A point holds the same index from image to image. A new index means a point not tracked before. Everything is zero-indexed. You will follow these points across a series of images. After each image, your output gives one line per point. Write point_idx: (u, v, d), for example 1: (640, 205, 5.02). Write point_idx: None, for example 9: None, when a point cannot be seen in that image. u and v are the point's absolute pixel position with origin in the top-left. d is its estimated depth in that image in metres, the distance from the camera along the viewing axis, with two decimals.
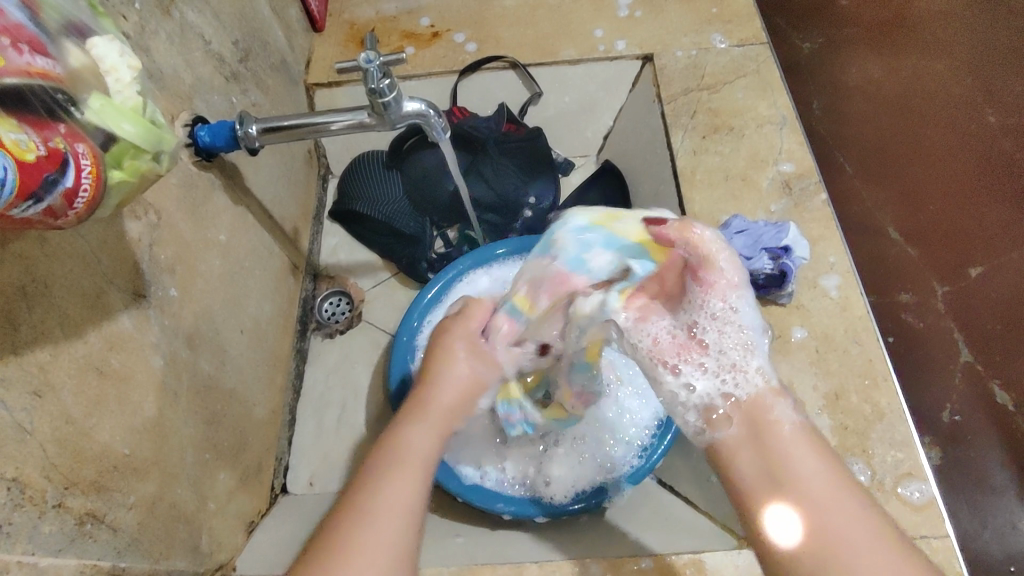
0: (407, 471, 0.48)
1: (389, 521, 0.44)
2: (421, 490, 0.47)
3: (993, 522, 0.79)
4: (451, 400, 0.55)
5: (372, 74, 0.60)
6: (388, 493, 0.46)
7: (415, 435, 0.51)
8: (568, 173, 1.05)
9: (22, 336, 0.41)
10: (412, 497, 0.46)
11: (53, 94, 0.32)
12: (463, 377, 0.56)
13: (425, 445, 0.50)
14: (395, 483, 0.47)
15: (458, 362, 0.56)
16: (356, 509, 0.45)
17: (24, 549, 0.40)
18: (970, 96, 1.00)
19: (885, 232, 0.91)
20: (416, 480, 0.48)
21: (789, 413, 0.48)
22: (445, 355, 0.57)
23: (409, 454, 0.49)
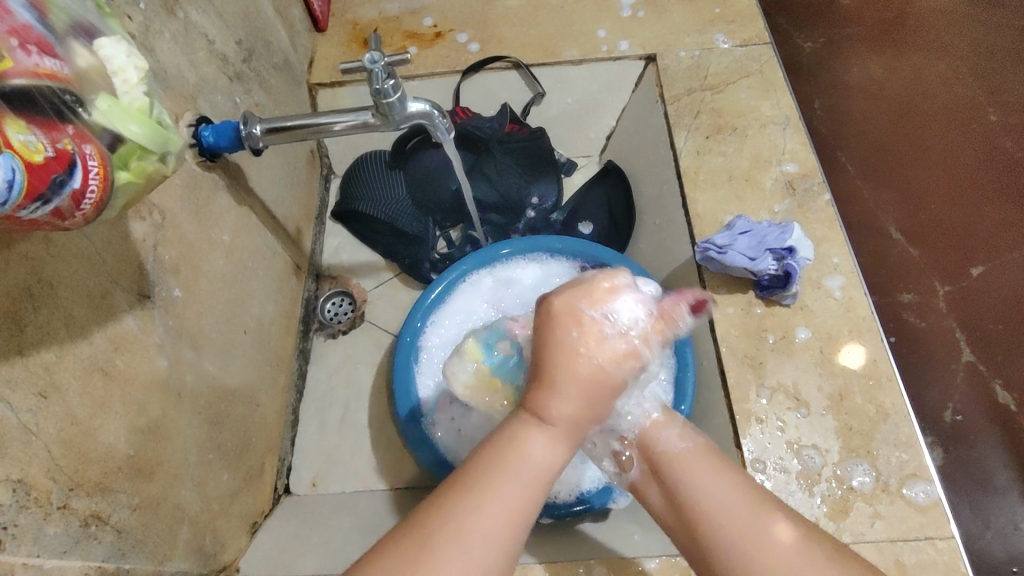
0: (519, 484, 0.45)
1: (481, 544, 0.42)
2: (522, 508, 0.45)
3: (995, 523, 0.78)
4: (590, 400, 0.47)
5: (376, 74, 0.60)
6: (484, 514, 0.43)
7: (534, 443, 0.46)
8: (570, 174, 1.04)
9: (28, 337, 0.41)
10: (511, 519, 0.44)
11: (61, 96, 0.32)
12: (586, 375, 0.47)
13: (543, 456, 0.46)
14: (503, 499, 0.44)
15: (580, 361, 0.47)
16: (449, 524, 0.42)
17: (29, 551, 0.40)
18: (971, 96, 1.00)
19: (886, 232, 0.91)
20: (522, 495, 0.45)
21: (680, 437, 0.56)
22: (567, 346, 0.47)
23: (527, 468, 0.45)
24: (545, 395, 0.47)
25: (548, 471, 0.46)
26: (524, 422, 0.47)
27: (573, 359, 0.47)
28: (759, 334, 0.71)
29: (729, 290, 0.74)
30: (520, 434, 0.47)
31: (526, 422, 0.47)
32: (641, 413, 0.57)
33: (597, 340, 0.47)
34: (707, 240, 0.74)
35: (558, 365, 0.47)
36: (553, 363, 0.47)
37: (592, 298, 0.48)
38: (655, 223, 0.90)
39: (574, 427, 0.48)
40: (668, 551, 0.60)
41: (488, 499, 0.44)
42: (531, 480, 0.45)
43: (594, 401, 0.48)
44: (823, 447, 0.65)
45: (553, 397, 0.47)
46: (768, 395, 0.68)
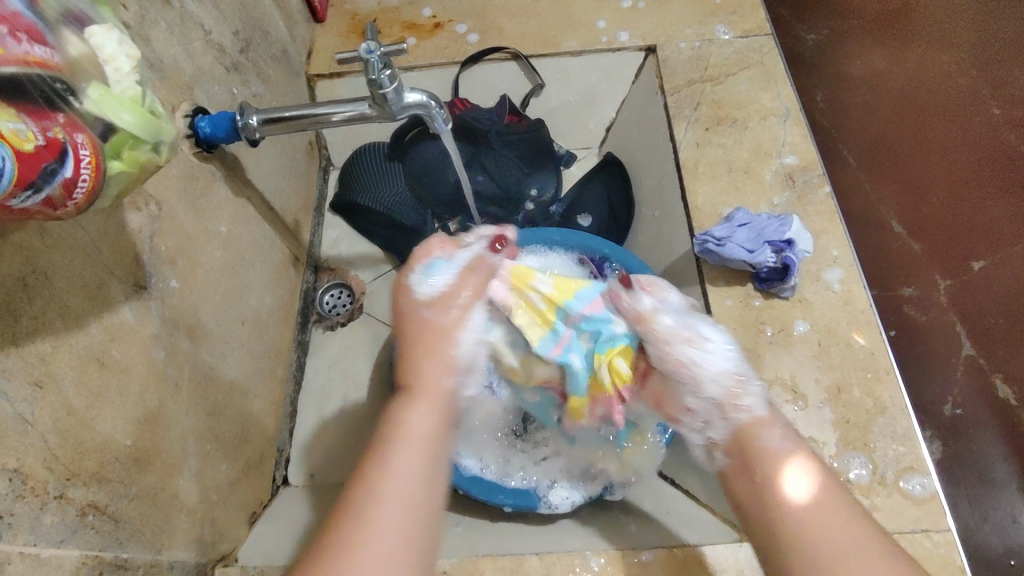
0: (416, 448, 0.50)
1: (397, 508, 0.46)
2: (421, 470, 0.49)
3: (992, 515, 0.78)
4: (431, 358, 0.57)
5: (373, 64, 0.59)
6: (391, 485, 0.47)
7: (416, 415, 0.53)
8: (570, 166, 1.05)
9: (22, 328, 0.41)
10: (417, 483, 0.48)
11: (51, 84, 0.32)
12: (442, 334, 0.58)
13: (422, 420, 0.53)
14: (395, 474, 0.48)
15: (443, 321, 0.59)
16: (353, 514, 0.45)
17: (25, 540, 0.40)
18: (975, 88, 0.99)
19: (886, 225, 0.91)
20: (416, 459, 0.50)
21: (781, 435, 0.55)
22: (430, 325, 0.59)
23: (408, 433, 0.51)
24: (416, 364, 0.57)
25: (429, 431, 0.52)
26: (402, 400, 0.54)
27: (450, 341, 0.58)
28: (757, 327, 0.71)
29: (728, 283, 0.74)
30: (400, 408, 0.54)
31: (404, 403, 0.54)
32: (743, 407, 0.56)
33: (436, 309, 0.59)
34: (706, 232, 0.74)
35: (419, 340, 0.58)
36: (424, 359, 0.57)
37: (413, 280, 0.60)
38: (655, 215, 0.90)
39: (439, 391, 0.55)
40: (664, 544, 0.60)
41: (389, 470, 0.48)
42: (424, 442, 0.51)
43: (437, 362, 0.57)
44: (820, 440, 0.65)
45: (423, 364, 0.56)
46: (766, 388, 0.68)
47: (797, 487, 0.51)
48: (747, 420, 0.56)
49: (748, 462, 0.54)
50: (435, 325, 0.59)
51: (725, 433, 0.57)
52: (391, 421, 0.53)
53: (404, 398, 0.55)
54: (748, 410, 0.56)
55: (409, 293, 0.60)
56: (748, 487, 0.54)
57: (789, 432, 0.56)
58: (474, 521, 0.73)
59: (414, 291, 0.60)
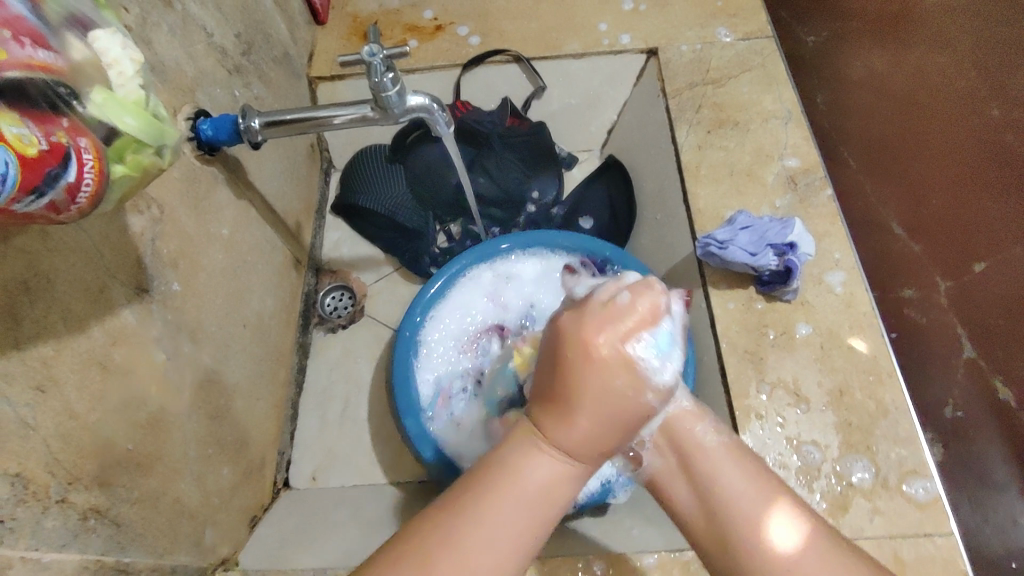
0: (522, 506, 0.43)
1: (485, 573, 0.41)
2: (532, 536, 0.43)
3: (994, 518, 0.78)
4: (609, 426, 0.44)
5: (376, 67, 0.59)
6: (481, 536, 0.42)
7: (542, 469, 0.44)
8: (571, 168, 1.05)
9: (24, 331, 0.41)
10: (514, 542, 0.42)
11: (55, 88, 0.32)
12: (615, 402, 0.44)
13: (550, 480, 0.44)
14: (502, 523, 0.42)
15: (594, 370, 0.43)
16: (440, 557, 0.41)
17: (27, 544, 0.40)
18: (972, 87, 0.92)
19: (886, 226, 0.93)
20: (524, 516, 0.43)
21: (707, 431, 0.54)
22: (578, 347, 0.44)
23: (530, 490, 0.44)
24: (559, 419, 0.44)
25: (559, 492, 0.45)
26: (529, 440, 0.45)
27: (591, 374, 0.43)
28: (759, 330, 0.71)
29: (730, 286, 0.74)
30: (528, 458, 0.44)
31: (541, 451, 0.45)
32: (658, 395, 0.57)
33: (628, 366, 0.43)
34: (708, 235, 0.74)
35: (569, 365, 0.44)
36: (576, 386, 0.43)
37: (635, 327, 0.44)
38: (656, 217, 0.90)
39: (596, 446, 0.45)
40: (666, 547, 0.60)
41: (485, 518, 0.42)
42: (541, 502, 0.44)
43: (616, 430, 0.45)
44: (823, 443, 0.65)
45: (570, 421, 0.44)
46: (768, 391, 0.68)
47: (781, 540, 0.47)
48: (673, 413, 0.55)
49: (690, 471, 0.53)
50: (589, 363, 0.43)
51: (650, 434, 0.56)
52: (526, 462, 0.44)
53: (547, 448, 0.45)
54: (668, 402, 0.56)
55: (586, 325, 0.44)
56: (694, 495, 0.52)
57: (721, 429, 0.55)
58: None
59: (596, 330, 0.43)
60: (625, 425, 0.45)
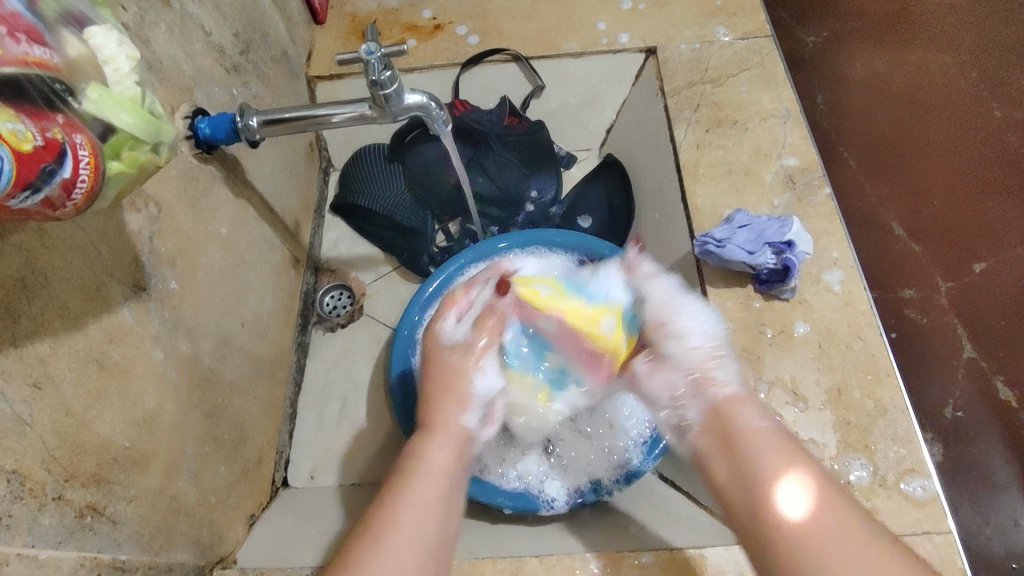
0: (429, 481, 0.51)
1: (408, 549, 0.46)
2: (437, 511, 0.49)
3: (993, 518, 0.78)
4: (473, 401, 0.58)
5: (373, 65, 0.59)
6: (405, 513, 0.48)
7: (433, 448, 0.54)
8: (570, 167, 1.06)
9: (21, 328, 0.41)
10: (427, 518, 0.48)
11: (50, 84, 0.32)
12: (460, 375, 0.59)
13: (443, 456, 0.54)
14: (413, 507, 0.48)
15: (447, 359, 0.60)
16: (369, 544, 0.45)
17: (23, 541, 0.40)
18: (974, 90, 0.99)
19: (887, 227, 0.90)
20: (433, 493, 0.50)
21: (756, 415, 0.55)
22: (433, 333, 0.63)
23: (427, 469, 0.52)
24: (444, 410, 0.57)
25: (451, 467, 0.53)
26: (421, 436, 0.56)
27: (453, 360, 0.60)
28: (757, 329, 0.71)
29: (728, 284, 0.74)
30: (421, 446, 0.54)
31: (423, 437, 0.55)
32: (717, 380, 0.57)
33: (451, 347, 0.61)
34: (706, 234, 0.73)
35: (440, 382, 0.59)
36: (427, 387, 0.59)
37: (445, 312, 0.64)
38: (655, 216, 0.90)
39: (462, 428, 0.56)
40: (664, 546, 0.60)
41: (401, 494, 0.49)
42: (441, 475, 0.52)
43: (478, 407, 0.58)
44: (821, 441, 0.65)
45: (453, 406, 0.57)
46: (767, 389, 0.68)
47: (789, 500, 0.48)
48: (725, 396, 0.56)
49: (727, 442, 0.54)
50: (452, 367, 0.59)
51: (701, 414, 0.57)
52: (412, 455, 0.53)
53: (428, 436, 0.55)
54: (724, 385, 0.57)
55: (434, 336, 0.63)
56: (731, 465, 0.53)
57: (757, 407, 0.56)
58: (474, 522, 0.73)
59: (436, 330, 0.63)
60: (467, 391, 0.58)
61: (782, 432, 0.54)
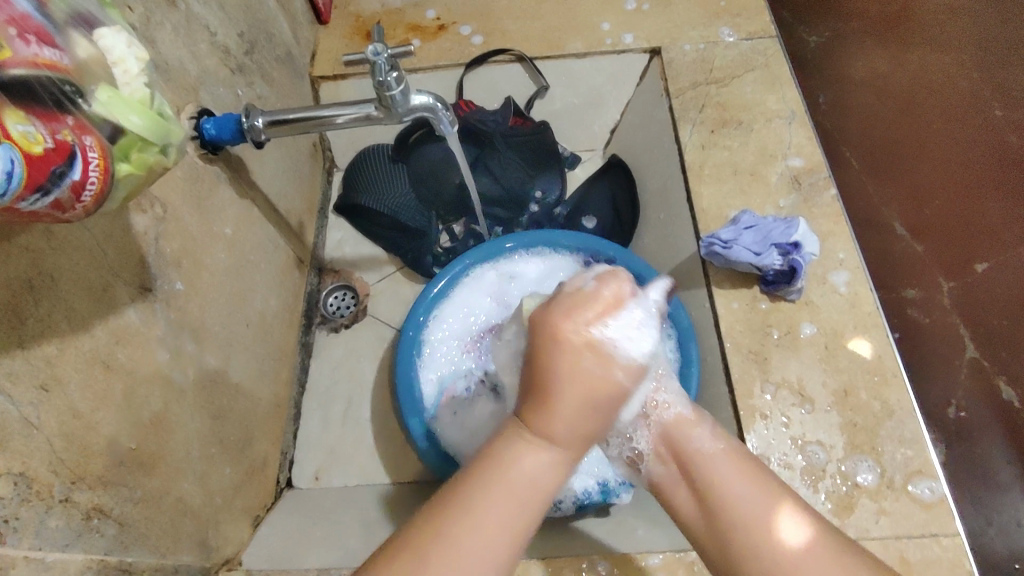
0: (508, 497, 0.43)
1: (478, 567, 0.41)
2: (517, 528, 0.43)
3: (998, 520, 0.78)
4: (587, 413, 0.46)
5: (380, 66, 0.59)
6: (472, 539, 0.41)
7: (530, 458, 0.45)
8: (574, 168, 1.05)
9: (28, 330, 0.41)
10: (504, 538, 0.42)
11: (62, 86, 0.32)
12: (585, 384, 0.45)
13: (539, 471, 0.45)
14: (495, 519, 0.42)
15: (564, 356, 0.45)
16: (440, 554, 0.41)
17: (30, 544, 0.40)
18: (976, 89, 0.99)
19: (891, 227, 0.90)
20: (515, 514, 0.43)
21: (703, 435, 0.53)
22: (556, 338, 0.46)
23: (520, 481, 0.44)
24: (541, 412, 0.45)
25: (546, 488, 0.45)
26: (517, 432, 0.46)
27: (562, 355, 0.45)
28: (763, 330, 0.70)
29: (734, 285, 0.73)
30: (514, 447, 0.45)
31: (520, 438, 0.45)
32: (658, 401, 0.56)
33: (598, 356, 0.46)
34: (712, 235, 0.73)
35: (552, 363, 0.45)
36: (545, 377, 0.45)
37: (596, 309, 0.47)
38: (659, 216, 0.90)
39: (569, 440, 0.46)
40: (671, 547, 0.60)
41: (480, 519, 0.42)
42: (532, 497, 0.44)
43: (592, 416, 0.46)
44: (828, 443, 0.65)
45: (551, 416, 0.45)
46: (773, 391, 0.68)
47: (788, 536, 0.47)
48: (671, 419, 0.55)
49: (685, 469, 0.53)
50: (557, 357, 0.45)
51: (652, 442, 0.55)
52: (509, 456, 0.45)
53: (524, 437, 0.46)
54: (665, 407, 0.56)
55: (557, 316, 0.47)
56: (692, 495, 0.52)
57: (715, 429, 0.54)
58: None
59: (566, 325, 0.46)
60: (596, 405, 0.46)
61: (737, 450, 0.52)
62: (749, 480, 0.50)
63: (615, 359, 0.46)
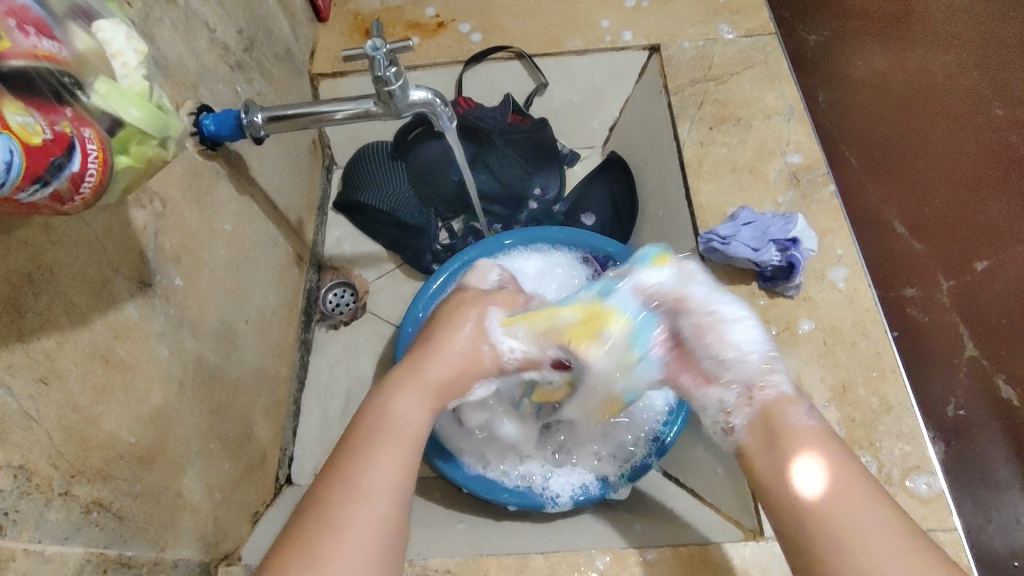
0: (395, 441, 0.49)
1: (375, 500, 0.45)
2: (405, 459, 0.48)
3: (996, 516, 0.78)
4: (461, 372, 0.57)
5: (379, 61, 0.59)
6: (370, 474, 0.46)
7: (401, 404, 0.52)
8: (573, 165, 1.06)
9: (27, 323, 0.41)
10: (398, 470, 0.47)
11: (60, 77, 0.32)
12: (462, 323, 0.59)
13: (411, 411, 0.52)
14: (380, 460, 0.47)
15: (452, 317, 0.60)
16: (334, 500, 0.45)
17: (31, 537, 0.40)
18: (976, 88, 1.00)
19: (890, 226, 0.90)
20: (401, 447, 0.49)
21: (799, 411, 0.52)
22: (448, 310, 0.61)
23: (398, 423, 0.51)
24: (415, 365, 0.56)
25: (418, 421, 0.52)
26: (381, 394, 0.53)
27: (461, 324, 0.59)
28: (762, 326, 0.71)
29: (732, 281, 0.74)
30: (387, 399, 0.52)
31: (391, 390, 0.53)
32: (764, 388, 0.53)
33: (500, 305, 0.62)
34: (711, 231, 0.74)
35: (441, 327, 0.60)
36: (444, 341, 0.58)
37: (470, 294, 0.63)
38: (658, 213, 0.90)
39: (428, 383, 0.54)
40: (669, 542, 0.60)
41: (370, 459, 0.47)
42: (408, 433, 0.50)
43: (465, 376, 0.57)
44: None
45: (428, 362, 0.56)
46: None
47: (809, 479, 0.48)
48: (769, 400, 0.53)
49: (774, 441, 0.51)
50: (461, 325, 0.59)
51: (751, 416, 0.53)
52: (378, 405, 0.52)
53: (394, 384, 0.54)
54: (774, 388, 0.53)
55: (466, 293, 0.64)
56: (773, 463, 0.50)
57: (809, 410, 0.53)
58: (478, 519, 0.73)
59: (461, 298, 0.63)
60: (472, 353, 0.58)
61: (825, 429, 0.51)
62: (809, 434, 0.51)
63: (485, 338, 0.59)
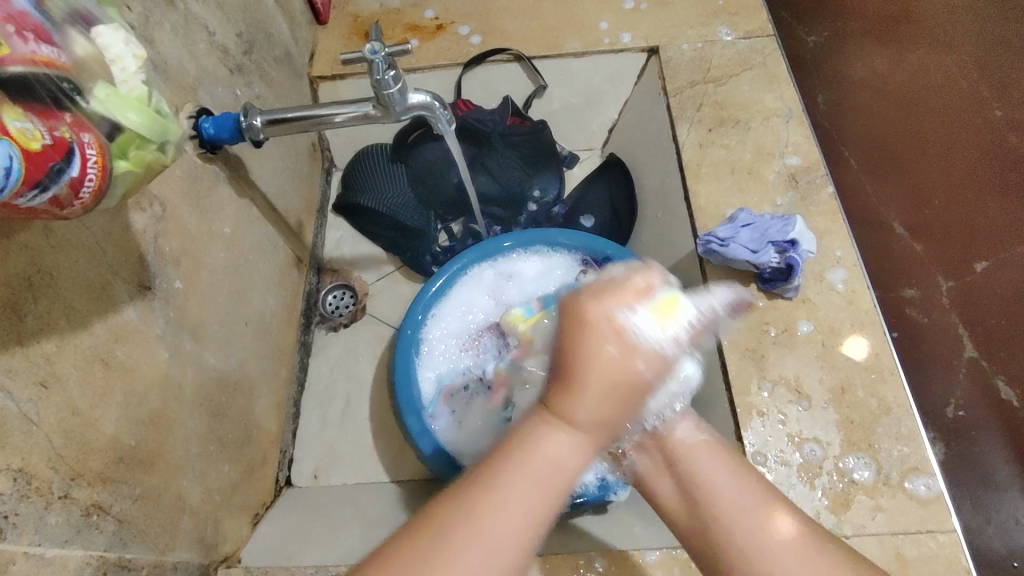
0: (537, 484, 0.42)
1: (501, 547, 0.40)
2: (544, 512, 0.42)
3: (995, 518, 0.78)
4: (616, 402, 0.43)
5: (378, 65, 0.60)
6: (496, 516, 0.41)
7: (553, 443, 0.42)
8: (572, 167, 1.06)
9: (27, 327, 0.41)
10: (530, 523, 0.41)
11: (59, 83, 0.32)
12: (607, 376, 0.42)
13: (566, 457, 0.43)
14: (519, 501, 0.41)
15: (605, 356, 0.42)
16: (454, 528, 0.40)
17: (31, 540, 0.40)
18: (976, 91, 0.99)
19: (889, 227, 0.91)
20: (536, 495, 0.42)
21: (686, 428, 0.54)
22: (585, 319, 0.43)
23: (548, 469, 0.42)
24: (571, 399, 0.42)
25: (572, 469, 0.43)
26: (539, 422, 0.43)
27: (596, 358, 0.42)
28: (760, 328, 0.71)
29: (731, 283, 0.74)
30: (537, 434, 0.43)
31: (548, 425, 0.43)
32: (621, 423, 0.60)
33: (618, 335, 0.42)
34: (710, 233, 0.74)
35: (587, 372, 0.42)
36: (575, 366, 0.42)
37: (623, 296, 0.44)
38: (657, 215, 0.90)
39: (603, 431, 0.44)
40: (668, 544, 0.60)
41: (505, 498, 0.41)
42: (553, 480, 0.42)
43: (620, 404, 0.43)
44: (824, 440, 0.65)
45: (575, 399, 0.42)
46: (770, 388, 0.68)
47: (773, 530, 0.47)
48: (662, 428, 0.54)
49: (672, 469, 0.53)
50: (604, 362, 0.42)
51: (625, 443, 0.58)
52: (533, 442, 0.43)
53: (553, 425, 0.43)
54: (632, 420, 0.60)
55: (587, 302, 0.44)
56: (675, 484, 0.53)
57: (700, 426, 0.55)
58: None
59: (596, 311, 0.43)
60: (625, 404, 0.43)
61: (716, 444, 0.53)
62: (723, 468, 0.51)
63: (638, 348, 0.42)
